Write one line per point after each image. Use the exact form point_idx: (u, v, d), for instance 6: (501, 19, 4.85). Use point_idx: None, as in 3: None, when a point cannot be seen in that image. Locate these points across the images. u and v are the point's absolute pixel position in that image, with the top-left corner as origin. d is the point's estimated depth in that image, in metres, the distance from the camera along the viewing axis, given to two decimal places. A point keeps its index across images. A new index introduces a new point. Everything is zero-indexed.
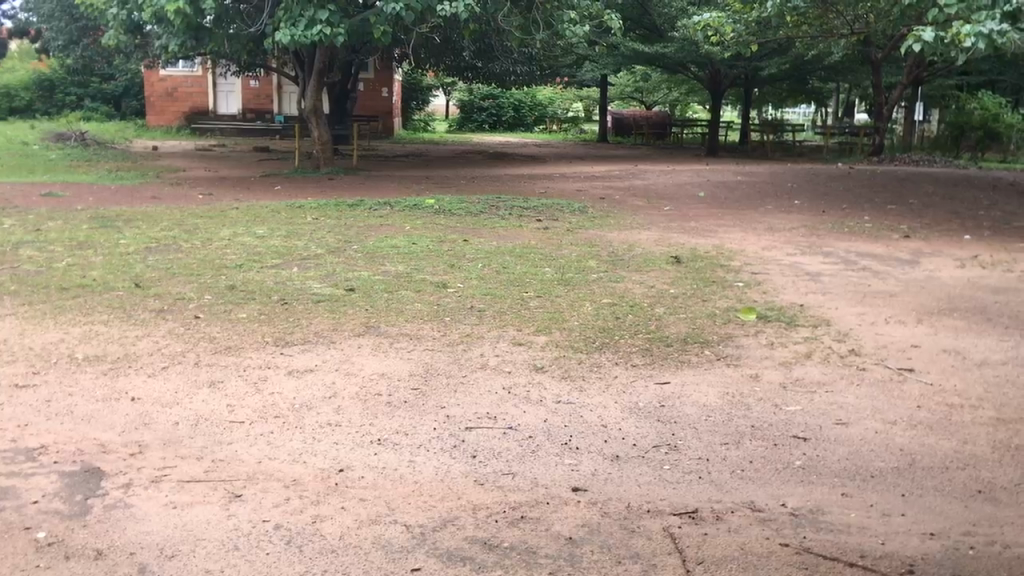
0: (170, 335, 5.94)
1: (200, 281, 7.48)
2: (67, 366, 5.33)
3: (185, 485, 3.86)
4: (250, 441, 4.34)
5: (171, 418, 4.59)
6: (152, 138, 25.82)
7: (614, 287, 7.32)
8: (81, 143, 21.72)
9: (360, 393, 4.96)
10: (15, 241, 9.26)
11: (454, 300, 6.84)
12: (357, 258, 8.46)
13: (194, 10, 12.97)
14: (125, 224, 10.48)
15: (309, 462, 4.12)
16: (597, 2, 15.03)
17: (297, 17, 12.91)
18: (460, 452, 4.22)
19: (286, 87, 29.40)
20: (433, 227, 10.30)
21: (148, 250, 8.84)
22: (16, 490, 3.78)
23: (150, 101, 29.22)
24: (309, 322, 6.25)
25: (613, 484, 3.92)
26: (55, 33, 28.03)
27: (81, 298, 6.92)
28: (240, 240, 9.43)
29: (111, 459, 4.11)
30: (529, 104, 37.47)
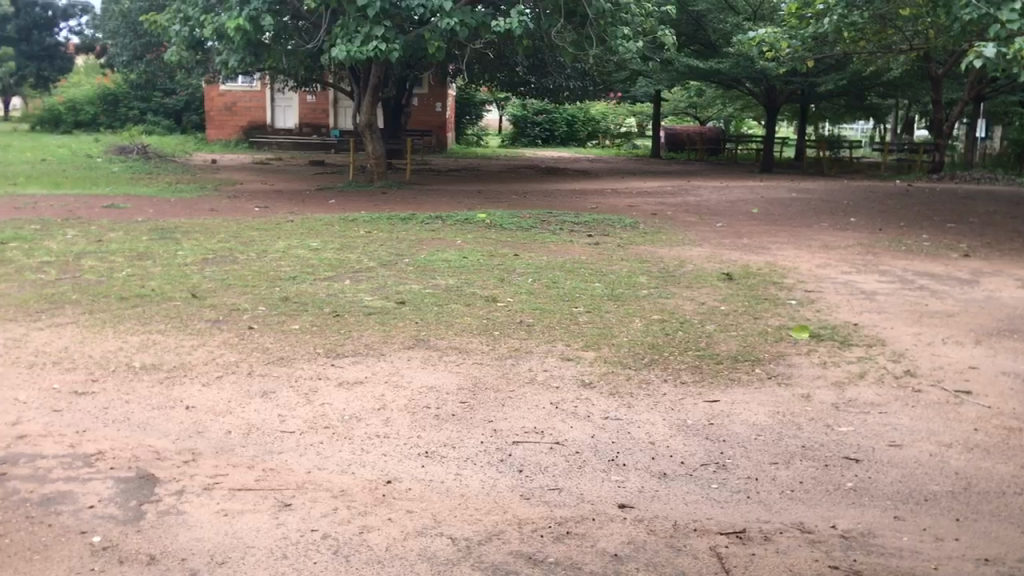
0: (225, 345, 6.05)
1: (254, 293, 7.59)
2: (125, 374, 5.45)
3: (237, 493, 3.93)
4: (301, 451, 4.40)
5: (223, 427, 4.67)
6: (211, 152, 26.39)
7: (664, 304, 7.28)
8: (141, 157, 22.23)
9: (408, 405, 4.99)
10: (77, 252, 9.50)
11: (503, 315, 6.85)
12: (408, 272, 8.52)
13: (254, 27, 13.27)
14: (184, 236, 10.70)
15: (358, 473, 4.16)
16: (651, 16, 15.02)
17: (353, 33, 13.09)
18: (507, 467, 4.22)
19: (342, 102, 29.83)
20: (484, 242, 10.35)
21: (205, 262, 9.01)
22: (74, 495, 3.88)
23: (210, 116, 29.83)
24: (359, 334, 6.32)
25: (660, 502, 3.89)
26: (120, 50, 28.91)
27: (139, 307, 7.09)
28: (294, 253, 9.59)
29: (166, 466, 4.20)
30: (582, 119, 37.56)
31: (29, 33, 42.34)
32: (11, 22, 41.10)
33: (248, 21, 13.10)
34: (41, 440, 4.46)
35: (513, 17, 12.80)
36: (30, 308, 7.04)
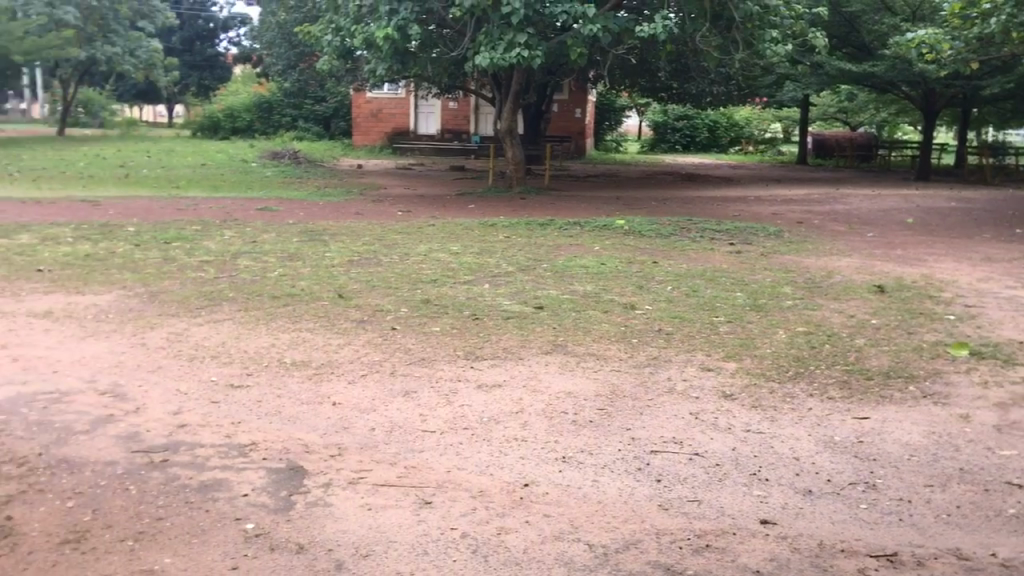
0: (369, 344, 6.25)
1: (397, 294, 7.81)
2: (276, 370, 5.71)
3: (380, 489, 4.05)
4: (441, 451, 4.50)
5: (368, 424, 4.83)
6: (357, 157, 27.31)
7: (810, 315, 7.06)
8: (292, 161, 23.24)
9: (546, 410, 5.03)
10: (234, 252, 10.02)
11: (642, 322, 6.80)
12: (546, 277, 8.58)
13: (401, 36, 13.66)
14: (331, 238, 11.10)
15: (497, 475, 4.22)
16: (801, 19, 14.60)
17: (496, 40, 13.30)
18: (645, 476, 4.19)
19: (483, 108, 30.31)
20: (623, 248, 10.31)
21: (351, 263, 9.34)
22: (230, 482, 4.10)
23: (356, 123, 30.80)
24: (498, 338, 6.41)
25: (805, 519, 3.77)
26: (276, 59, 30.38)
27: (290, 306, 7.41)
28: (435, 256, 9.81)
29: (314, 459, 4.38)
30: (724, 125, 36.86)
31: (192, 44, 46.98)
32: (175, 35, 46.01)
33: (396, 30, 13.50)
34: (199, 429, 4.73)
35: (657, 22, 12.70)
36: (190, 304, 7.46)
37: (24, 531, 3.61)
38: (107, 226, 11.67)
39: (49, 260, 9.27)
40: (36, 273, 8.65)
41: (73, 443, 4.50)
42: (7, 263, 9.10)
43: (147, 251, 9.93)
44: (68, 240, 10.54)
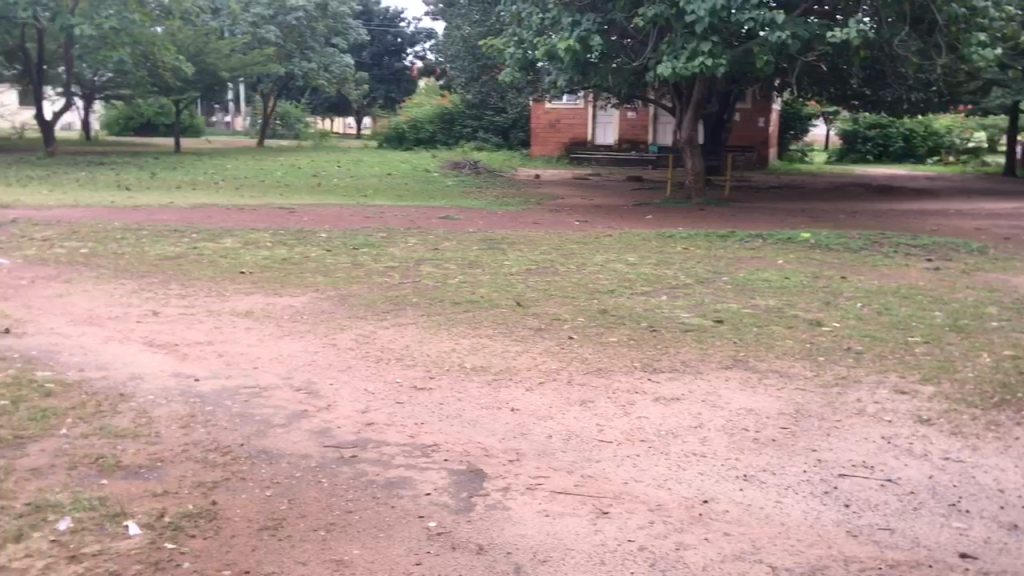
0: (547, 353, 6.33)
1: (574, 304, 7.86)
2: (457, 374, 5.88)
3: (557, 496, 4.10)
4: (618, 462, 4.50)
5: (545, 431, 4.89)
6: (535, 167, 27.71)
7: (1017, 339, 6.57)
8: (473, 172, 23.85)
9: (727, 426, 4.93)
10: (417, 258, 10.39)
11: (829, 340, 6.54)
12: (726, 290, 8.41)
13: (583, 47, 13.77)
14: (510, 247, 11.31)
15: (674, 489, 4.17)
16: (1012, 20, 13.63)
17: (680, 49, 13.18)
18: (831, 499, 4.04)
19: (662, 118, 30.03)
20: (808, 262, 9.96)
21: (528, 272, 9.48)
22: (414, 481, 4.26)
23: (534, 133, 31.13)
24: (676, 351, 6.34)
25: (1010, 557, 3.53)
26: (460, 72, 31.59)
27: (469, 312, 7.60)
28: (612, 266, 9.82)
29: (493, 463, 4.48)
30: (921, 134, 34.87)
31: (381, 59, 49.65)
32: (366, 50, 48.82)
33: (578, 42, 13.61)
34: (385, 428, 4.94)
35: (851, 27, 12.21)
36: (378, 308, 7.80)
37: (228, 515, 3.89)
38: (301, 232, 12.39)
39: (251, 263, 9.95)
40: (239, 275, 9.30)
41: (271, 435, 4.80)
42: (214, 265, 9.83)
43: (338, 256, 10.47)
44: (267, 244, 11.26)
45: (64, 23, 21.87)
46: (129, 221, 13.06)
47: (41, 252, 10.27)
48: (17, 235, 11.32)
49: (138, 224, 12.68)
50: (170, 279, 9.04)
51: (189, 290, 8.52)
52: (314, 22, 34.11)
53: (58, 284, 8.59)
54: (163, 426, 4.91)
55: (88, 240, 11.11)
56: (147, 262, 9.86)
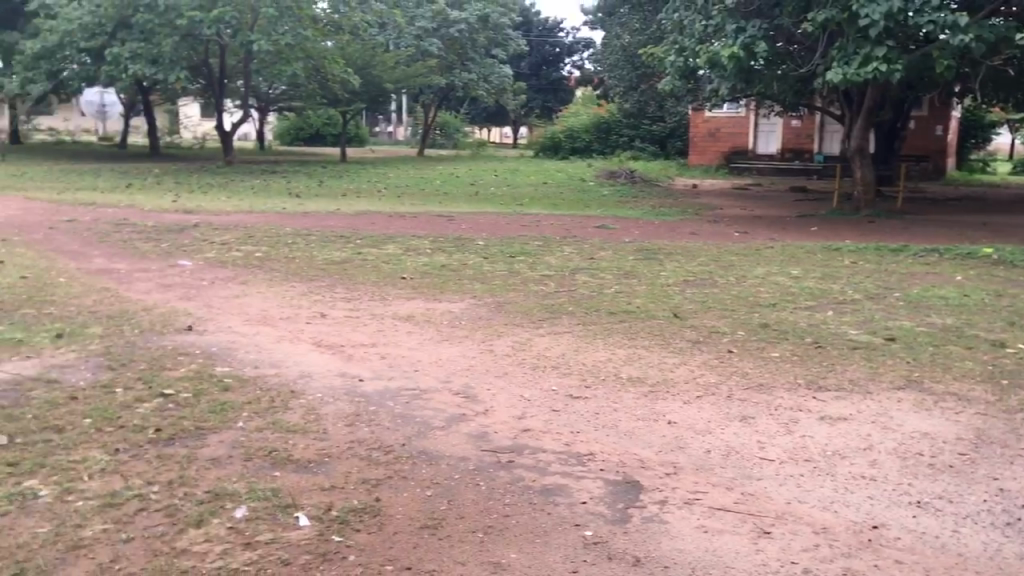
0: (705, 365, 6.23)
1: (734, 317, 7.70)
2: (614, 384, 5.86)
3: (716, 512, 4.02)
4: (781, 480, 4.37)
5: (704, 446, 4.81)
6: (693, 176, 27.29)
7: None
8: (629, 181, 23.73)
9: (898, 449, 4.71)
10: (573, 267, 10.44)
11: (1014, 363, 6.13)
12: (898, 307, 8.03)
13: (748, 55, 13.48)
14: (666, 258, 11.19)
15: (841, 512, 4.02)
16: None
17: (851, 55, 12.70)
18: (1015, 532, 3.79)
19: (829, 126, 28.93)
20: (990, 280, 9.38)
21: (686, 284, 9.35)
22: (569, 489, 4.27)
23: (694, 142, 30.73)
24: (843, 369, 6.10)
25: None
26: (618, 81, 31.47)
27: (626, 323, 7.57)
28: (773, 279, 9.55)
29: (650, 475, 4.44)
30: None
31: (539, 69, 50.33)
32: (525, 60, 49.59)
33: (742, 49, 13.34)
34: (541, 435, 4.98)
35: None
36: (534, 315, 7.89)
37: (391, 512, 4.02)
38: (459, 239, 12.69)
39: (411, 269, 10.27)
40: (400, 280, 9.61)
41: (431, 436, 4.94)
42: (376, 270, 10.20)
43: (495, 264, 10.65)
44: (427, 251, 11.59)
45: (245, 39, 23.27)
46: (298, 226, 13.74)
47: (220, 254, 10.97)
48: (199, 239, 12.13)
49: (307, 229, 13.32)
50: (336, 282, 9.45)
51: (355, 294, 8.88)
52: (475, 33, 34.90)
53: (234, 285, 9.14)
54: (329, 423, 5.13)
55: (261, 244, 11.77)
56: (315, 266, 10.34)
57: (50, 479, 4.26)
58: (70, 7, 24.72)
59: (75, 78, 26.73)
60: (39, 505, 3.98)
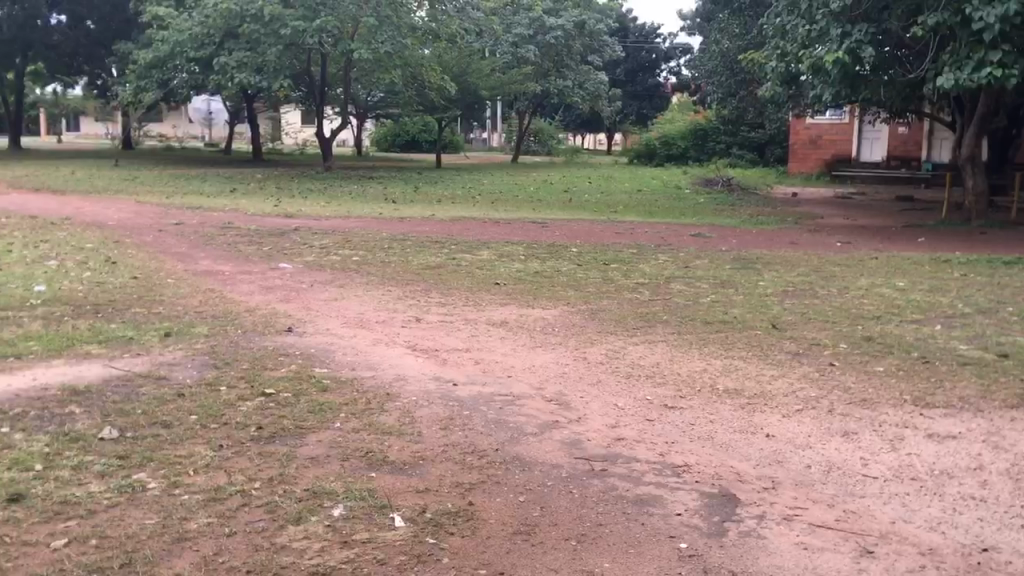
0: (805, 379, 6.07)
1: (836, 330, 7.49)
2: (709, 396, 5.76)
3: (816, 529, 3.92)
4: (884, 499, 4.24)
5: (804, 461, 4.70)
6: (792, 184, 26.70)
7: None
8: (726, 189, 23.35)
9: (1012, 471, 4.52)
10: (668, 276, 10.33)
11: None
12: (1011, 322, 7.69)
13: (853, 59, 13.12)
14: (764, 267, 10.97)
15: (949, 534, 3.89)
16: None
17: (963, 59, 12.25)
18: None
19: (938, 133, 27.68)
20: None
21: (785, 294, 9.15)
22: (663, 500, 4.23)
23: (794, 149, 29.99)
24: (952, 386, 5.87)
25: None
26: (716, 87, 30.88)
27: (723, 333, 7.45)
28: (877, 291, 9.27)
29: (746, 488, 4.36)
30: None
31: (635, 75, 50.05)
32: (620, 66, 49.36)
33: (847, 54, 12.98)
34: (634, 444, 4.94)
35: None
36: (628, 324, 7.83)
37: (485, 517, 4.05)
38: (553, 247, 12.70)
39: (505, 275, 10.32)
40: (494, 285, 9.68)
41: (524, 443, 4.95)
42: (470, 275, 10.29)
43: (588, 271, 10.62)
44: (521, 257, 11.64)
45: (346, 48, 23.84)
46: (394, 231, 13.97)
47: (320, 258, 11.25)
48: (300, 243, 12.46)
49: (403, 234, 13.53)
50: (431, 287, 9.56)
51: (449, 299, 8.98)
52: (571, 40, 34.93)
53: (332, 288, 9.35)
54: (424, 426, 5.20)
55: (358, 249, 12.01)
56: (411, 271, 10.51)
57: (158, 472, 4.43)
58: (181, 18, 25.74)
59: (184, 86, 27.82)
60: (147, 498, 4.14)
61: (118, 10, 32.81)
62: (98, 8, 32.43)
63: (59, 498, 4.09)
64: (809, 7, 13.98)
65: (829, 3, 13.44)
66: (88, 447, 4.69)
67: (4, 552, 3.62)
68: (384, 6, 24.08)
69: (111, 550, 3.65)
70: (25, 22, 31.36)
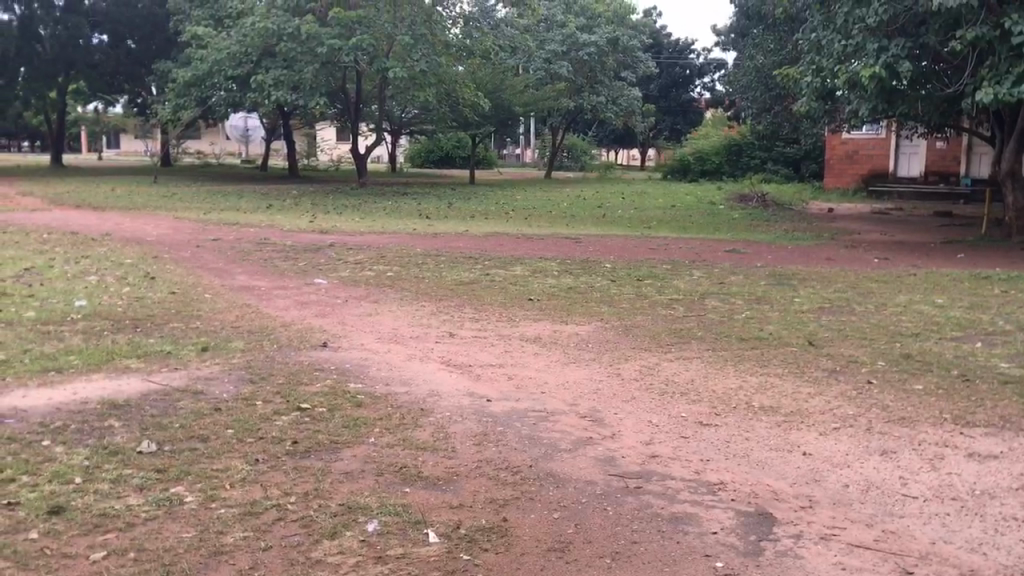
0: (844, 397, 6.00)
1: (873, 347, 7.40)
2: (745, 413, 5.71)
3: (855, 549, 3.87)
4: (924, 519, 4.17)
5: (841, 480, 4.64)
6: (828, 200, 26.47)
7: None
8: (760, 205, 23.19)
9: None
10: (703, 292, 10.28)
11: None
12: None
13: (890, 74, 13.02)
14: (800, 284, 10.88)
15: (990, 555, 3.82)
16: None
17: (1003, 74, 12.13)
18: None
19: (978, 148, 27.10)
20: None
21: (822, 310, 9.07)
22: (698, 518, 4.19)
23: (831, 164, 29.99)
24: (993, 404, 5.77)
25: None
26: (751, 103, 30.71)
27: (759, 349, 7.40)
28: (917, 308, 9.16)
29: (784, 508, 4.31)
30: None
31: (669, 91, 50.02)
32: (654, 82, 49.35)
33: (884, 68, 12.88)
34: (669, 462, 4.92)
35: None
36: (662, 340, 7.80)
37: (518, 533, 4.04)
38: (587, 262, 12.69)
39: (539, 291, 10.35)
40: (528, 301, 9.70)
41: (557, 459, 4.95)
42: (504, 291, 10.32)
43: (622, 287, 10.61)
44: (555, 273, 11.65)
45: (381, 66, 24.09)
46: (429, 247, 14.06)
47: (355, 274, 11.34)
48: (335, 258, 12.57)
49: (437, 251, 13.60)
50: (465, 303, 9.59)
51: (483, 315, 9.00)
52: (604, 56, 34.96)
53: (367, 304, 9.42)
54: (458, 442, 5.21)
55: (393, 264, 12.09)
56: (445, 287, 10.56)
57: (195, 486, 4.48)
58: (220, 38, 26.13)
59: (221, 103, 28.22)
60: (185, 511, 4.19)
61: (158, 29, 33.87)
62: (139, 27, 33.36)
63: (98, 510, 4.15)
64: (845, 22, 13.92)
65: (865, 18, 13.36)
66: (127, 460, 4.75)
67: (44, 563, 3.68)
68: (419, 24, 24.34)
69: (148, 563, 3.70)
70: (68, 42, 31.90)
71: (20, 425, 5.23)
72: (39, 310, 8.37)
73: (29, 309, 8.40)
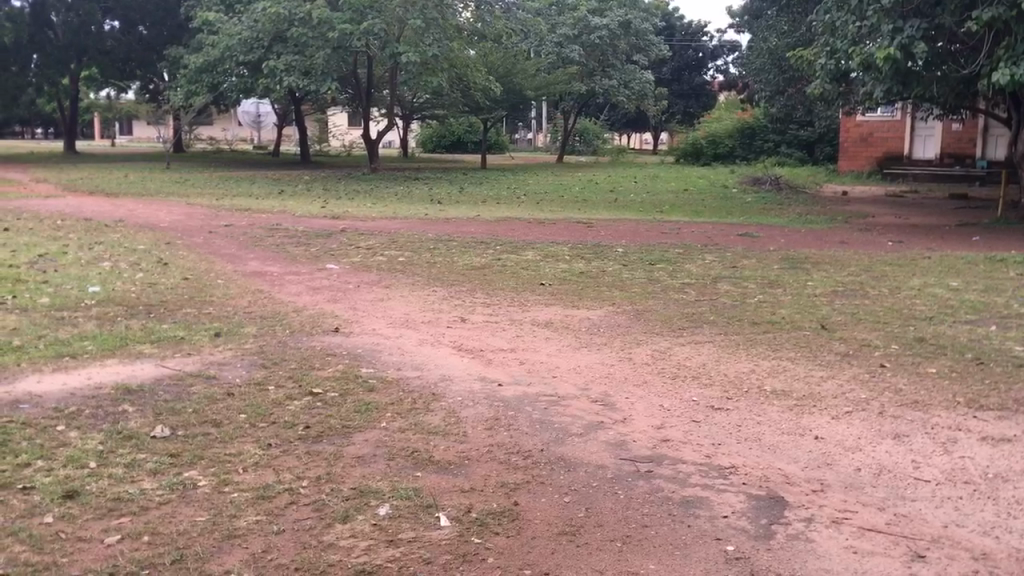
0: (856, 381, 5.97)
1: (887, 330, 7.37)
2: (757, 397, 5.70)
3: (867, 533, 3.86)
4: (936, 503, 4.16)
5: (854, 463, 4.62)
6: (842, 183, 26.30)
7: None
8: (773, 188, 23.02)
9: None
10: (716, 276, 10.24)
11: None
12: None
13: (904, 55, 12.89)
14: (814, 267, 10.80)
15: (1002, 538, 3.81)
16: None
17: (1018, 54, 12.00)
18: None
19: (994, 129, 26.92)
20: None
21: (835, 294, 9.02)
22: (709, 502, 4.19)
23: (845, 147, 29.84)
24: (1008, 388, 5.73)
25: None
26: (764, 86, 30.46)
27: (770, 334, 7.36)
28: (931, 291, 9.10)
29: (795, 491, 4.30)
30: None
31: (680, 74, 49.68)
32: (667, 65, 49.00)
33: (899, 50, 12.75)
34: (681, 446, 4.91)
35: None
36: (674, 325, 7.75)
37: (528, 517, 4.05)
38: (599, 247, 12.61)
39: (550, 276, 10.31)
40: (539, 286, 9.68)
41: (569, 444, 4.94)
42: (516, 276, 10.28)
43: (635, 272, 10.56)
44: (566, 258, 11.61)
45: (392, 51, 24.02)
46: (441, 233, 14.01)
47: (366, 259, 11.31)
48: (346, 244, 12.52)
49: (448, 236, 13.55)
50: (476, 288, 9.59)
51: (494, 300, 8.98)
52: (616, 39, 34.75)
53: (378, 289, 9.40)
54: (469, 427, 5.21)
55: (405, 250, 12.05)
56: (457, 272, 10.54)
57: (208, 470, 4.50)
58: (231, 24, 26.05)
59: (233, 89, 28.14)
60: (198, 495, 4.21)
61: (169, 15, 33.79)
62: (150, 13, 33.40)
63: (113, 495, 4.18)
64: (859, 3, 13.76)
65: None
66: (140, 446, 4.77)
67: (59, 547, 3.71)
68: (429, 8, 24.23)
69: (163, 547, 3.72)
70: (80, 28, 32.18)
71: (35, 411, 5.25)
72: (53, 297, 8.40)
73: (44, 296, 8.40)
